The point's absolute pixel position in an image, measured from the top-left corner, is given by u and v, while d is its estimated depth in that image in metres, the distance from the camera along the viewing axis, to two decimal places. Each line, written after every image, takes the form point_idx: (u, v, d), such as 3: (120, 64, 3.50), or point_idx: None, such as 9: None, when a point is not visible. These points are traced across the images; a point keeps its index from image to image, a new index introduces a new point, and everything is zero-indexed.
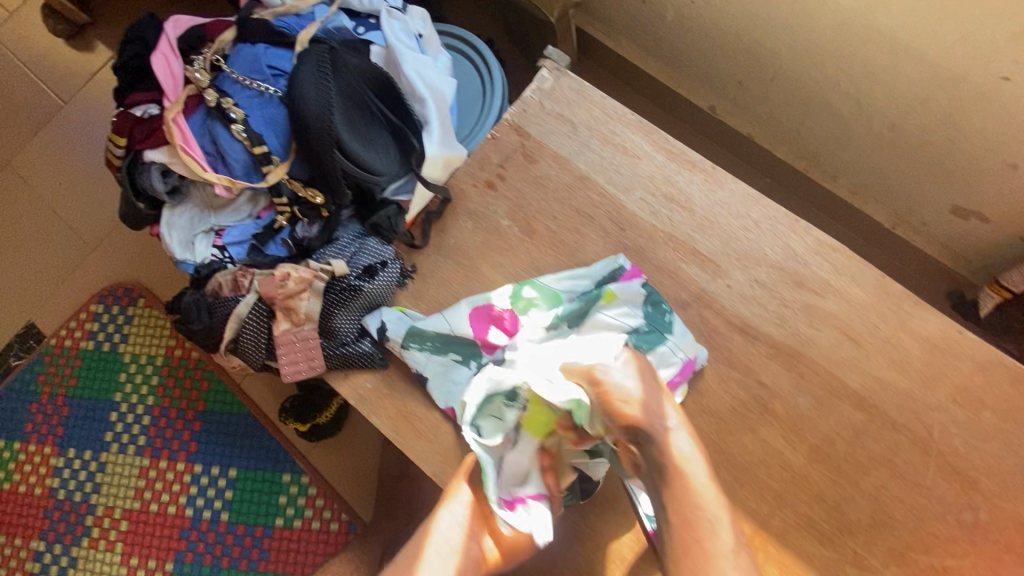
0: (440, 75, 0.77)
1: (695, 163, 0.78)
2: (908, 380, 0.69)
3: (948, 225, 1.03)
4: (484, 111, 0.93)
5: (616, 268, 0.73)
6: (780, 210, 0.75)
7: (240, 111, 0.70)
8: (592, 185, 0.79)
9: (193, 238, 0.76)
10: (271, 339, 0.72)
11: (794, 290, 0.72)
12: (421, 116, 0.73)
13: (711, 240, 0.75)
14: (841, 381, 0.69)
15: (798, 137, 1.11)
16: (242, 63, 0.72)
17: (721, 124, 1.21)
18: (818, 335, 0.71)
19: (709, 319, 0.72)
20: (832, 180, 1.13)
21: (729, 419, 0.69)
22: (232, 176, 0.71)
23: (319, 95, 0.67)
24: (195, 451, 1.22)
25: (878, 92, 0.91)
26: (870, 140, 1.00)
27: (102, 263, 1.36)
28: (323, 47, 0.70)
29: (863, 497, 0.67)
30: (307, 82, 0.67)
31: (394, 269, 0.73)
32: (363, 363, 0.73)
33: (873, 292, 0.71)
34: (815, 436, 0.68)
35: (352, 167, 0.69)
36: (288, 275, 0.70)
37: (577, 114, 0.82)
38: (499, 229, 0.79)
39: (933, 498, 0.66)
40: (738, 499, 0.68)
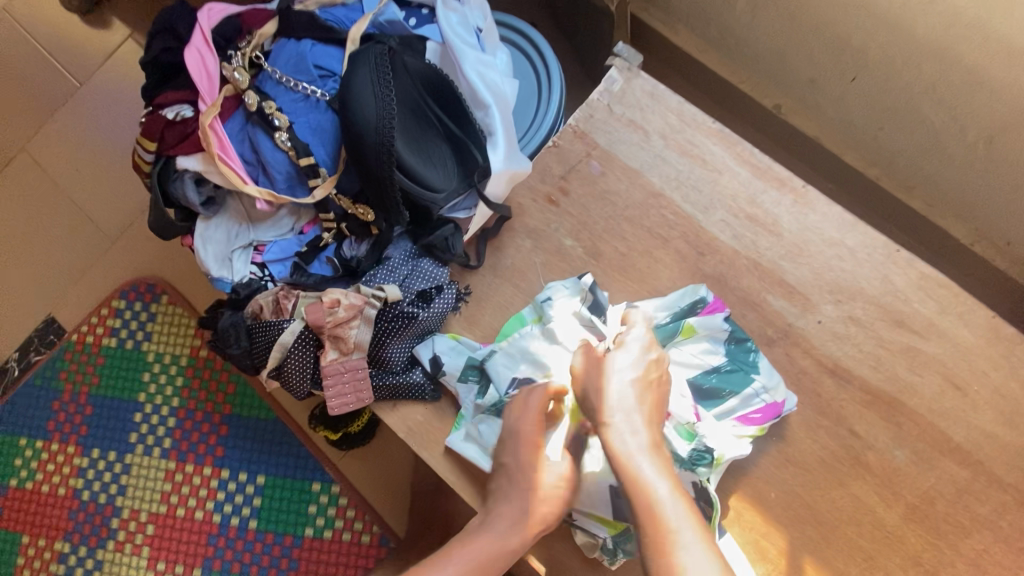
0: (504, 77, 0.69)
1: (784, 181, 0.70)
2: (1019, 435, 0.62)
3: None
4: (540, 111, 0.84)
5: (696, 299, 0.64)
6: (880, 237, 0.67)
7: (285, 117, 0.62)
8: (667, 203, 0.71)
9: (230, 253, 0.69)
10: (317, 368, 0.66)
11: (893, 329, 0.65)
12: (484, 126, 0.65)
13: (800, 269, 0.68)
14: (943, 433, 0.63)
15: (873, 143, 1.02)
16: (286, 61, 0.64)
17: (784, 125, 1.11)
18: (919, 381, 0.64)
19: (797, 359, 0.65)
20: (907, 191, 1.04)
21: (816, 471, 0.63)
22: (275, 189, 0.64)
23: (378, 101, 0.58)
24: (221, 456, 1.19)
25: (982, 101, 0.83)
26: (961, 151, 0.91)
27: (123, 256, 1.31)
28: (380, 47, 0.61)
29: (962, 562, 0.61)
30: (364, 87, 0.59)
31: (450, 294, 0.67)
32: (414, 394, 0.67)
33: (983, 334, 0.64)
34: (911, 494, 0.62)
35: (410, 185, 0.62)
36: (338, 302, 0.63)
37: (650, 121, 0.73)
38: (562, 249, 0.72)
39: None
40: (823, 559, 0.62)
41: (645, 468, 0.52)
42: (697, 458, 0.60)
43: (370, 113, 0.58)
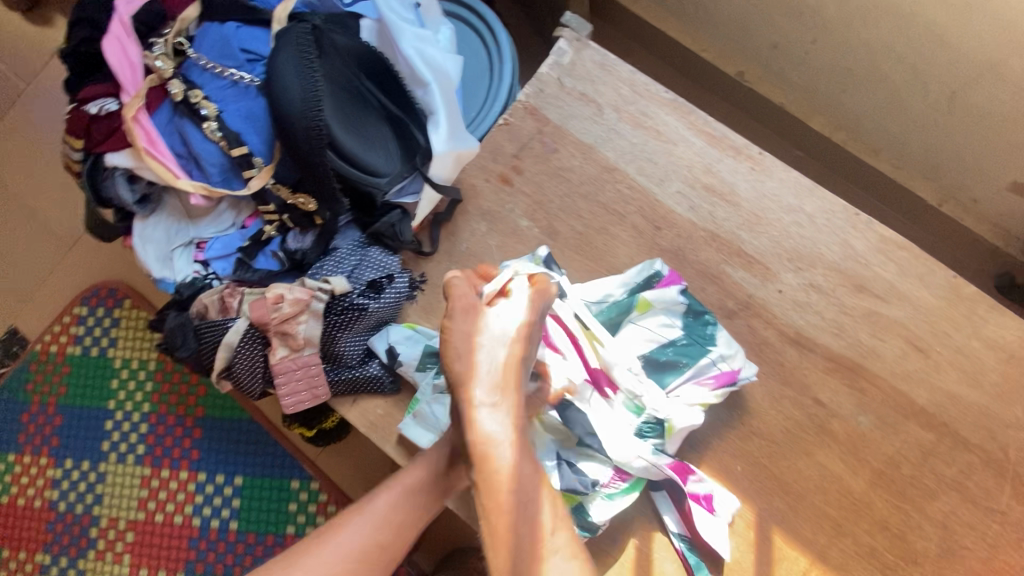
0: (444, 52, 0.66)
1: (739, 149, 0.68)
2: (983, 395, 0.62)
3: (1004, 203, 0.94)
4: (492, 88, 0.81)
5: (652, 274, 0.63)
6: (838, 201, 0.66)
7: (212, 105, 0.59)
8: (622, 177, 0.69)
9: (171, 252, 0.66)
10: (267, 367, 0.64)
11: (854, 294, 0.64)
12: (424, 105, 0.63)
13: (759, 238, 0.66)
14: (907, 396, 0.62)
15: (838, 107, 1.00)
16: (211, 47, 0.61)
17: (750, 93, 1.09)
18: (882, 346, 0.63)
19: (759, 330, 0.64)
20: (873, 154, 1.02)
21: (782, 442, 0.62)
22: (209, 182, 0.61)
23: (306, 86, 0.56)
24: (197, 459, 1.17)
25: (940, 58, 0.81)
26: (924, 111, 0.89)
27: (83, 262, 1.27)
28: (305, 26, 0.58)
29: (931, 524, 0.60)
30: (289, 71, 0.56)
31: (403, 283, 0.64)
32: (372, 388, 0.66)
33: (943, 295, 0.63)
34: (878, 459, 0.61)
35: (349, 171, 0.59)
36: (283, 297, 0.61)
37: (601, 93, 0.71)
38: (517, 230, 0.70)
39: (1009, 524, 0.60)
40: (793, 530, 0.61)
41: (498, 444, 0.47)
42: (646, 429, 0.61)
43: (298, 99, 0.56)
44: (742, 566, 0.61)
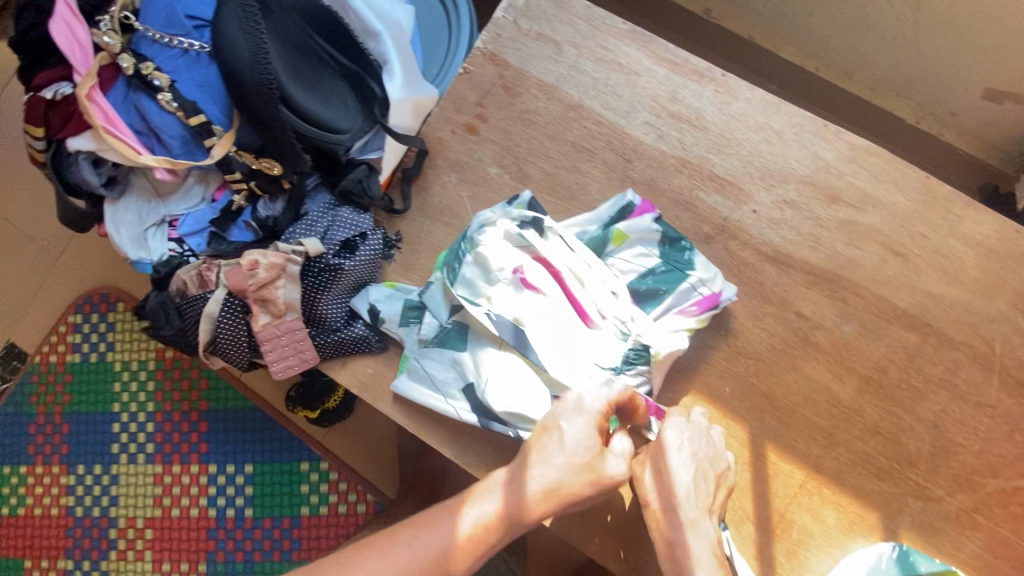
0: (394, 3, 0.65)
1: (702, 73, 0.68)
2: (965, 291, 0.62)
3: (981, 111, 0.92)
4: (453, 43, 0.80)
5: (624, 204, 0.63)
6: (805, 115, 0.66)
7: (165, 76, 0.59)
8: (587, 114, 0.69)
9: (145, 233, 0.66)
10: (252, 336, 0.64)
11: (828, 206, 0.64)
12: (378, 56, 0.62)
13: (729, 160, 0.66)
14: (889, 301, 0.62)
15: (807, 33, 0.99)
16: (156, 17, 0.60)
17: (717, 30, 1.07)
18: (860, 254, 0.63)
19: (736, 251, 0.64)
20: (847, 78, 1.01)
21: (767, 359, 0.63)
22: (171, 155, 0.61)
23: (251, 42, 0.56)
24: (206, 452, 1.18)
25: None
26: (892, 25, 0.88)
27: (71, 271, 1.27)
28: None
29: (922, 424, 0.61)
30: (232, 29, 0.56)
31: (376, 240, 0.64)
32: (360, 348, 0.66)
33: (918, 197, 0.63)
34: (864, 366, 0.62)
35: (306, 129, 0.59)
36: (257, 262, 0.61)
37: (559, 31, 0.70)
38: (488, 178, 0.69)
39: (999, 416, 0.60)
40: (787, 443, 0.62)
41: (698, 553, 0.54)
42: (634, 357, 0.60)
43: (244, 56, 0.55)
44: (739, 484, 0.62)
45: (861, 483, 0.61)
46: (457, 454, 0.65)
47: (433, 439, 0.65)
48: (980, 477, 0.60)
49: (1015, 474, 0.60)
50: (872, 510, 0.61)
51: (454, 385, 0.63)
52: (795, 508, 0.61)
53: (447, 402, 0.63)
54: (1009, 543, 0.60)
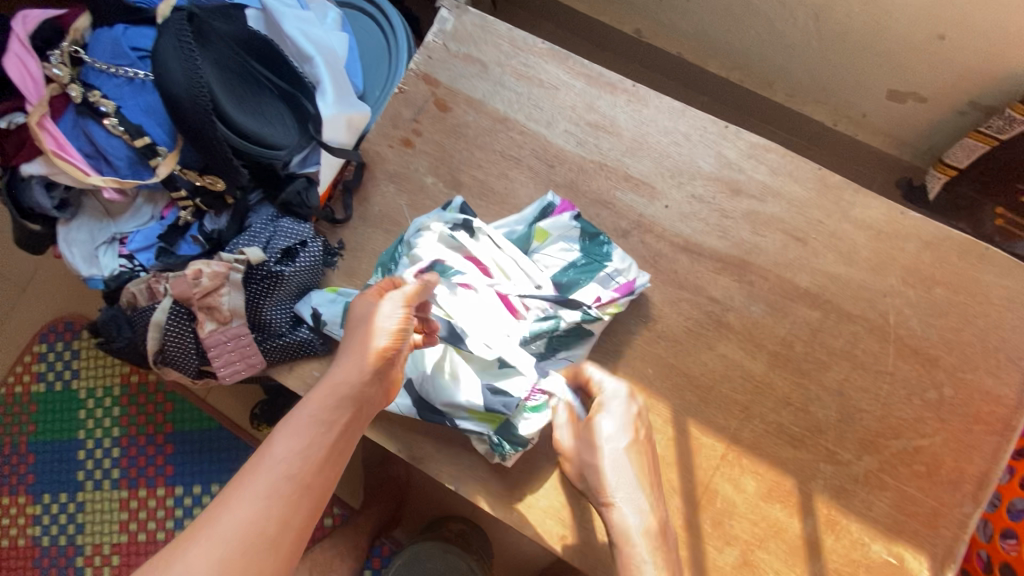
0: (327, 30, 0.71)
1: (614, 85, 0.74)
2: (858, 270, 0.67)
3: (887, 111, 1.00)
4: (393, 66, 0.85)
5: (546, 204, 0.69)
6: (708, 118, 0.72)
7: (110, 102, 0.64)
8: (513, 126, 0.75)
9: (96, 251, 0.70)
10: (199, 343, 0.67)
11: (732, 199, 0.70)
12: (312, 78, 0.67)
13: (642, 162, 0.72)
14: (792, 282, 0.68)
15: (727, 47, 1.07)
16: (102, 50, 0.65)
17: (649, 48, 1.15)
18: (763, 241, 0.69)
19: (652, 244, 0.70)
20: (768, 87, 1.09)
21: (685, 341, 0.68)
22: (119, 176, 0.65)
23: (190, 71, 0.61)
24: (173, 473, 1.19)
25: None
26: (799, 38, 0.96)
27: (37, 302, 1.29)
28: (187, 19, 0.63)
29: (829, 394, 0.66)
30: (172, 59, 0.61)
31: (316, 247, 0.69)
32: (305, 351, 0.69)
33: (812, 187, 0.69)
34: (773, 343, 0.67)
35: (244, 147, 0.64)
36: (201, 272, 0.65)
37: (484, 52, 0.77)
38: (423, 187, 0.75)
39: (896, 383, 0.66)
40: (707, 419, 0.66)
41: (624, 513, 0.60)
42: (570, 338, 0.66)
43: (183, 82, 0.60)
44: (665, 459, 0.66)
45: (777, 452, 0.66)
46: (401, 447, 0.68)
47: (376, 433, 0.68)
48: (884, 440, 0.65)
49: (916, 435, 0.65)
50: (788, 477, 0.65)
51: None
52: (717, 479, 0.65)
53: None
54: (913, 499, 0.64)
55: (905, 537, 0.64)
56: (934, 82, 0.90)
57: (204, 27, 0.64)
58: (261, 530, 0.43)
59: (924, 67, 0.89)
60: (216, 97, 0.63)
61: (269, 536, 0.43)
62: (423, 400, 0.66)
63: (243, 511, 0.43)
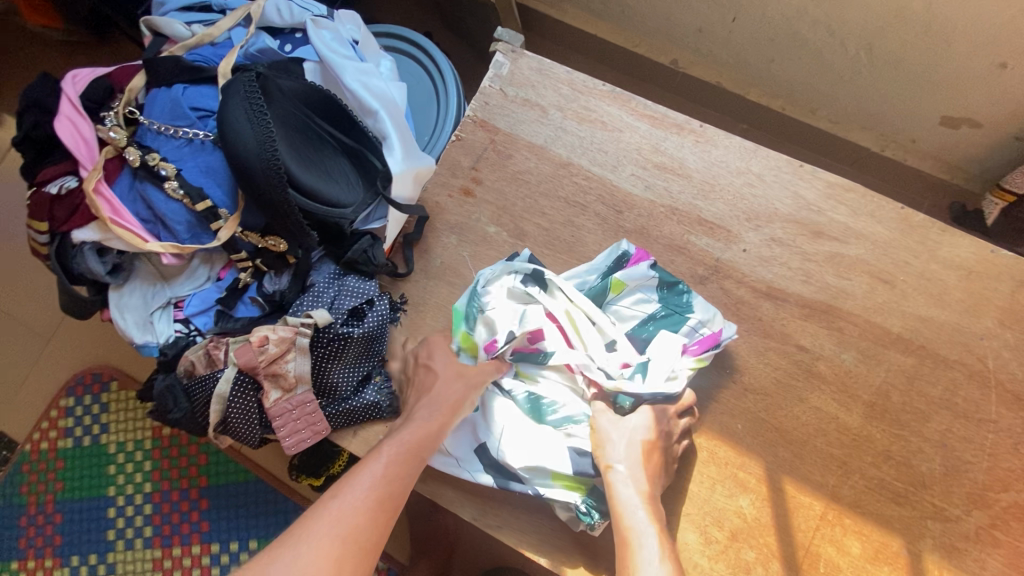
0: (387, 82, 0.69)
1: (681, 125, 0.72)
2: (952, 312, 0.64)
3: (939, 137, 0.98)
4: (442, 112, 0.84)
5: (620, 254, 0.66)
6: (782, 157, 0.70)
7: (171, 165, 0.61)
8: (577, 171, 0.72)
9: (150, 316, 0.67)
10: (263, 412, 0.64)
11: (813, 241, 0.67)
12: (377, 133, 0.65)
13: (715, 205, 0.69)
14: (883, 327, 0.65)
15: (770, 76, 1.05)
16: (161, 110, 0.63)
17: (686, 78, 1.14)
18: (849, 284, 0.66)
19: (731, 290, 0.67)
20: (811, 114, 1.08)
21: (774, 393, 0.64)
22: (178, 240, 0.62)
23: (261, 133, 0.58)
24: (208, 530, 1.14)
25: (848, 13, 0.85)
26: (848, 67, 0.94)
27: (63, 353, 1.25)
28: (253, 77, 0.60)
29: (930, 445, 0.62)
30: (241, 121, 0.58)
31: (383, 305, 0.66)
32: (370, 415, 0.66)
33: (896, 227, 0.67)
34: (868, 392, 0.64)
35: (313, 207, 0.61)
36: (267, 338, 0.62)
37: (543, 96, 0.74)
38: (486, 237, 0.72)
39: (1002, 432, 0.62)
40: (803, 476, 0.63)
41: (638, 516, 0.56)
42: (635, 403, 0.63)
43: (253, 144, 0.57)
44: (761, 522, 0.62)
45: (879, 510, 0.62)
46: (476, 515, 0.64)
47: (451, 502, 0.64)
48: (993, 493, 0.61)
49: None
50: (893, 536, 0.61)
51: (466, 447, 0.63)
52: (818, 541, 0.62)
53: (461, 464, 0.63)
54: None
55: None
56: (992, 109, 0.88)
57: (269, 84, 0.61)
58: (356, 535, 0.47)
59: (982, 94, 0.87)
60: (284, 157, 0.60)
61: (366, 542, 0.47)
62: (501, 468, 0.62)
63: (345, 516, 0.48)
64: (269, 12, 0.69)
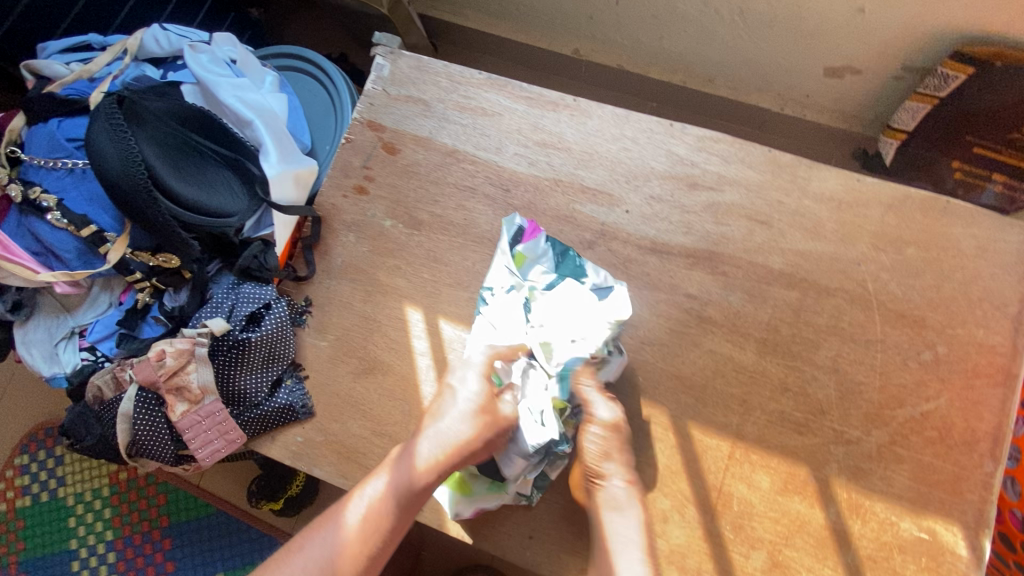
0: (264, 94, 0.72)
1: (556, 102, 0.75)
2: (827, 243, 0.67)
3: (827, 87, 1.02)
4: (339, 120, 0.87)
5: (515, 228, 0.68)
6: (653, 119, 0.73)
7: (52, 196, 0.63)
8: (463, 157, 0.75)
9: (56, 348, 0.68)
10: (172, 428, 0.64)
11: (690, 193, 0.70)
12: (255, 142, 0.68)
13: (595, 171, 0.72)
14: (765, 266, 0.67)
15: (664, 52, 1.09)
16: (39, 145, 0.65)
17: (590, 65, 1.18)
18: (728, 229, 0.68)
19: (619, 250, 0.69)
20: (710, 83, 1.12)
21: (669, 342, 0.66)
22: (70, 269, 0.64)
23: (126, 153, 0.60)
24: (173, 570, 1.12)
25: None
26: (728, 32, 0.98)
27: (15, 411, 1.25)
28: (118, 104, 0.63)
29: (823, 372, 0.64)
30: (106, 145, 0.60)
31: (281, 308, 0.67)
32: (285, 417, 0.67)
33: (766, 169, 0.69)
34: (757, 329, 0.65)
35: (191, 218, 0.63)
36: (164, 352, 0.63)
37: (425, 92, 0.77)
38: (384, 231, 0.74)
39: (889, 350, 0.64)
40: (707, 419, 0.64)
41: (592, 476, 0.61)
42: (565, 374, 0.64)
43: (120, 165, 0.60)
44: (672, 469, 0.63)
45: (784, 442, 0.63)
46: None
47: None
48: (889, 411, 0.63)
49: (920, 399, 0.63)
50: (800, 466, 0.63)
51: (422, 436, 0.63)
52: (729, 481, 0.63)
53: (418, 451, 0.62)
54: (934, 468, 0.61)
55: (932, 509, 0.61)
56: (866, 54, 0.92)
57: (136, 106, 0.64)
58: None
59: (851, 40, 0.90)
60: (156, 174, 0.62)
61: None
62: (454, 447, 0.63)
63: None
64: (146, 42, 0.72)
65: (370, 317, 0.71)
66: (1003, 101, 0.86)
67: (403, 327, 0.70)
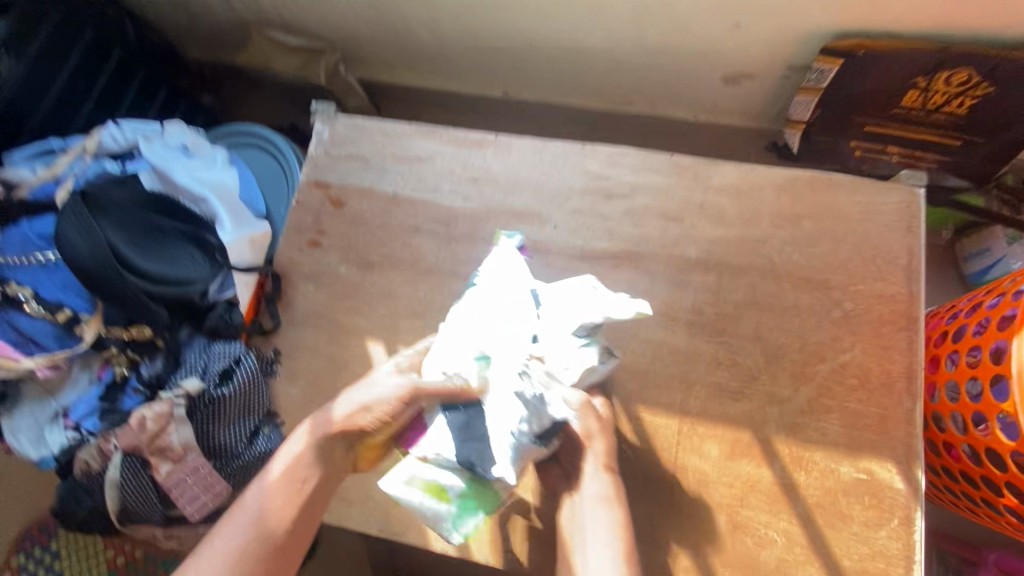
0: (215, 170, 0.80)
1: (479, 141, 0.83)
2: (732, 228, 0.75)
3: (730, 93, 1.13)
4: (290, 180, 0.95)
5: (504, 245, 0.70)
6: (567, 143, 0.81)
7: (29, 288, 0.69)
8: (404, 200, 0.82)
9: (43, 431, 0.72)
10: (159, 488, 0.70)
11: (608, 203, 0.79)
12: (209, 215, 0.77)
13: (523, 197, 0.81)
14: (681, 256, 0.76)
15: (582, 82, 1.21)
16: (14, 246, 0.71)
17: (520, 103, 1.30)
18: (645, 230, 0.77)
19: (553, 262, 0.77)
20: (628, 104, 1.24)
21: (609, 337, 0.73)
22: (50, 352, 0.69)
23: (94, 241, 0.69)
24: None
25: (606, 18, 1.01)
26: (631, 58, 1.10)
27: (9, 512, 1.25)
28: (84, 197, 0.72)
29: (748, 341, 0.71)
30: (75, 234, 0.68)
31: (250, 360, 0.72)
32: (267, 462, 0.71)
33: (670, 172, 0.79)
34: (685, 313, 0.73)
35: (157, 290, 0.72)
36: (145, 417, 0.69)
37: (363, 148, 0.86)
38: (340, 277, 0.80)
39: (803, 313, 0.71)
40: (654, 401, 0.70)
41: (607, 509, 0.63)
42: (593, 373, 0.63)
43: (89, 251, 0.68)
44: (630, 452, 0.69)
45: (725, 410, 0.69)
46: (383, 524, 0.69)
47: None
48: (813, 367, 0.70)
49: (837, 352, 0.70)
50: (743, 430, 0.68)
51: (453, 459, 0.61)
52: (682, 454, 0.68)
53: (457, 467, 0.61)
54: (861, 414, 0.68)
55: (865, 451, 0.67)
56: (753, 60, 1.03)
57: (100, 197, 0.73)
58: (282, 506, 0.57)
59: (737, 50, 1.02)
60: (122, 256, 0.71)
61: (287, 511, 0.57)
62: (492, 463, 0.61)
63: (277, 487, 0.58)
64: (104, 139, 0.80)
65: (336, 356, 0.77)
66: (882, 83, 0.96)
67: (368, 362, 0.76)
